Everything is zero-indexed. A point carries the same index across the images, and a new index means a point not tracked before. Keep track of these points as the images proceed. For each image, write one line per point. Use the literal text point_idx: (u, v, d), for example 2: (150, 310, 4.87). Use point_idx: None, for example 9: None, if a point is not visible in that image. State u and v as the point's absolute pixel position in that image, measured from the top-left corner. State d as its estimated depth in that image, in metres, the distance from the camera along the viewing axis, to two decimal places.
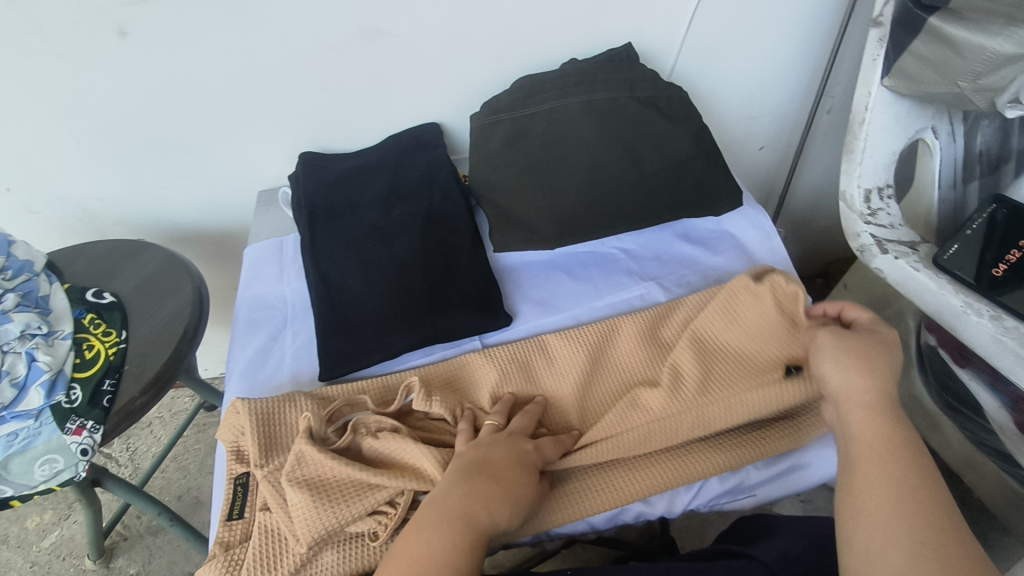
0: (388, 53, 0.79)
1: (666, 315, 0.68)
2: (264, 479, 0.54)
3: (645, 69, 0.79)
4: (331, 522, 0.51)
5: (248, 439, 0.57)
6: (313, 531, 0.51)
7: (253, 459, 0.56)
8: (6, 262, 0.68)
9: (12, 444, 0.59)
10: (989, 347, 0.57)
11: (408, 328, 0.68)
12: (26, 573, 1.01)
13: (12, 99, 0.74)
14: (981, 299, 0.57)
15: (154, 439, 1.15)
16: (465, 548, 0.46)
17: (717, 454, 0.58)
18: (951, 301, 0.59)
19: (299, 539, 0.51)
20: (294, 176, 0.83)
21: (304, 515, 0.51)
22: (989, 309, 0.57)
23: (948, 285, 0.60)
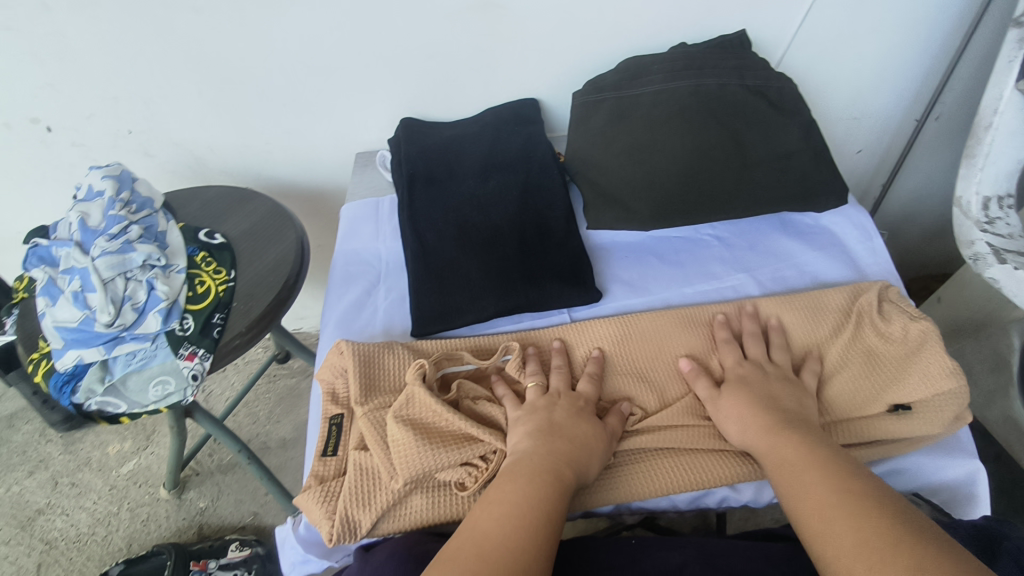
0: (500, 26, 0.80)
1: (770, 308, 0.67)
2: (365, 416, 0.57)
3: (757, 58, 0.78)
4: (428, 465, 0.52)
5: (351, 378, 0.59)
6: (411, 469, 0.52)
7: (354, 397, 0.58)
8: (130, 196, 0.72)
9: (132, 362, 0.63)
10: None
11: (501, 294, 0.69)
12: (105, 494, 1.08)
13: (146, 45, 0.78)
14: None
15: (228, 385, 1.21)
16: (558, 497, 0.48)
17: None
18: None
19: (397, 475, 0.53)
20: (394, 140, 0.86)
21: (404, 454, 0.53)
22: None
23: None
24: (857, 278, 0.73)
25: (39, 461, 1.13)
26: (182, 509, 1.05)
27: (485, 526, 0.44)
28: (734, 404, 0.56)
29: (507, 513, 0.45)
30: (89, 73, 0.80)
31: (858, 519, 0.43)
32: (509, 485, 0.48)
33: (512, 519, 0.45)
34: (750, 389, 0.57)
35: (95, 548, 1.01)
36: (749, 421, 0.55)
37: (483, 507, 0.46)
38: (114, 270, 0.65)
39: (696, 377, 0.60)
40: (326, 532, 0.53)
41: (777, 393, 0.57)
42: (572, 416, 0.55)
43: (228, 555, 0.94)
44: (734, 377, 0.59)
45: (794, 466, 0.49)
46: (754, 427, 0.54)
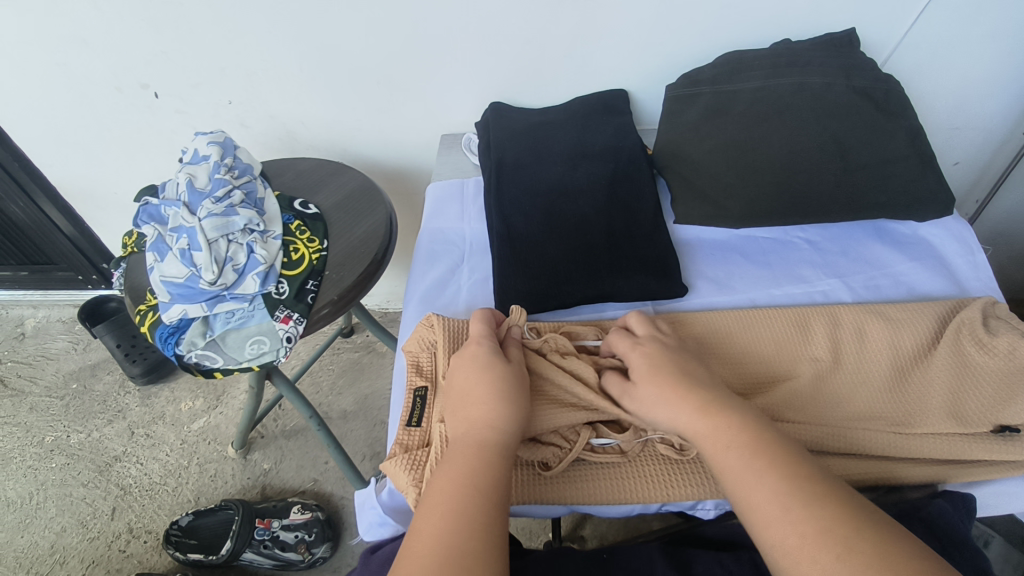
0: (598, 14, 0.80)
1: (867, 318, 0.64)
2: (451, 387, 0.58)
3: (866, 59, 0.75)
4: None
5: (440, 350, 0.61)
6: None
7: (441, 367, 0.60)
8: (233, 163, 0.76)
9: (230, 321, 0.66)
10: None
11: (586, 281, 0.69)
12: (177, 448, 1.13)
13: (255, 18, 0.81)
14: None
15: (295, 354, 1.25)
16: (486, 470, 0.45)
17: (888, 463, 0.55)
18: None
19: None
20: (483, 123, 0.86)
21: None
22: None
23: None
24: (958, 293, 0.69)
25: (118, 411, 1.19)
26: (247, 469, 1.09)
27: (443, 513, 0.41)
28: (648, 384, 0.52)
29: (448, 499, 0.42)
30: (198, 42, 0.84)
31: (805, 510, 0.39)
32: (451, 475, 0.44)
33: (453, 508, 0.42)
34: (661, 365, 0.54)
35: (166, 497, 1.06)
36: (676, 402, 0.50)
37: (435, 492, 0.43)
38: (218, 232, 0.68)
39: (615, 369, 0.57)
40: (412, 498, 0.53)
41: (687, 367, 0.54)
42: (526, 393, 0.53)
43: (291, 516, 0.97)
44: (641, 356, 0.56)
45: (748, 459, 0.43)
46: (682, 410, 0.49)
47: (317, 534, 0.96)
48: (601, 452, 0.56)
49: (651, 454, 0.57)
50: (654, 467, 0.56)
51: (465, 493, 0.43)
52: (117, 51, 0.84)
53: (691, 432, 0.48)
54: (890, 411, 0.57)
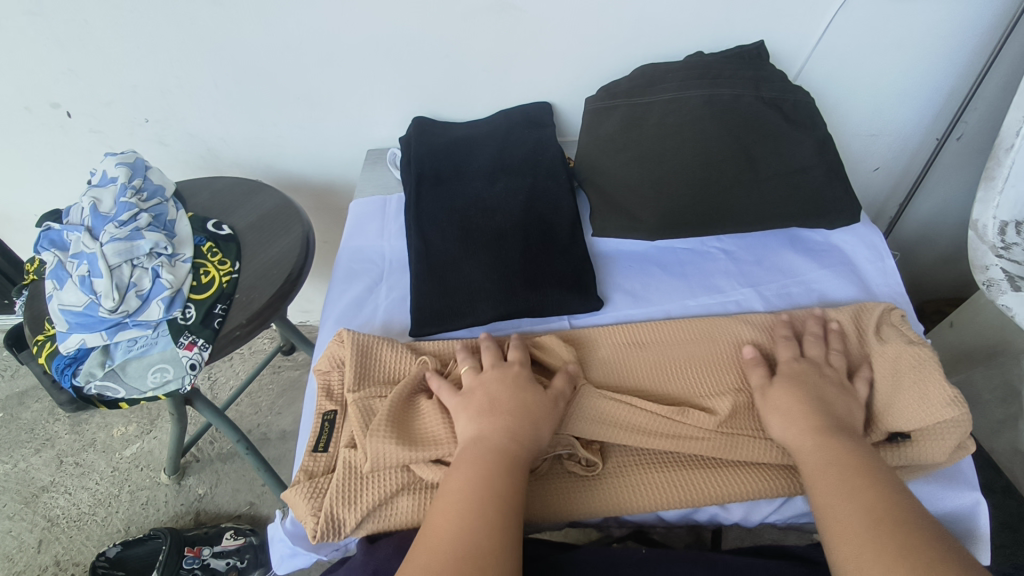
0: (515, 29, 0.80)
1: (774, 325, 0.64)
2: (355, 401, 0.58)
3: (774, 70, 0.77)
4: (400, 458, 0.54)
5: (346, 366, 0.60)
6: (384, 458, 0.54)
7: (348, 384, 0.59)
8: (142, 185, 0.74)
9: (132, 349, 0.64)
10: None
11: (500, 298, 0.69)
12: (107, 476, 1.09)
13: (166, 35, 0.79)
14: None
15: (234, 373, 1.22)
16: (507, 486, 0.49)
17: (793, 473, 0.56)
18: None
19: (372, 461, 0.54)
20: (405, 139, 0.86)
21: (379, 443, 0.54)
22: None
23: None
24: (866, 298, 0.71)
25: (46, 439, 1.15)
26: (180, 495, 1.06)
27: (443, 525, 0.46)
28: (779, 397, 0.57)
29: (465, 505, 0.47)
30: (108, 61, 0.82)
31: (884, 533, 0.43)
32: (467, 474, 0.49)
33: (465, 512, 0.46)
34: (803, 387, 0.57)
35: (94, 528, 1.02)
36: (797, 418, 0.54)
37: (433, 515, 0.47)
38: (121, 257, 0.65)
39: (753, 366, 0.61)
40: (310, 528, 0.52)
41: (829, 394, 0.56)
42: (512, 390, 0.56)
43: (223, 543, 0.95)
44: (790, 372, 0.59)
45: (837, 475, 0.49)
46: (800, 423, 0.54)
47: (250, 560, 0.94)
48: None
49: (560, 471, 0.57)
50: (563, 483, 0.56)
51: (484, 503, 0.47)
52: (23, 73, 0.82)
53: (800, 449, 0.53)
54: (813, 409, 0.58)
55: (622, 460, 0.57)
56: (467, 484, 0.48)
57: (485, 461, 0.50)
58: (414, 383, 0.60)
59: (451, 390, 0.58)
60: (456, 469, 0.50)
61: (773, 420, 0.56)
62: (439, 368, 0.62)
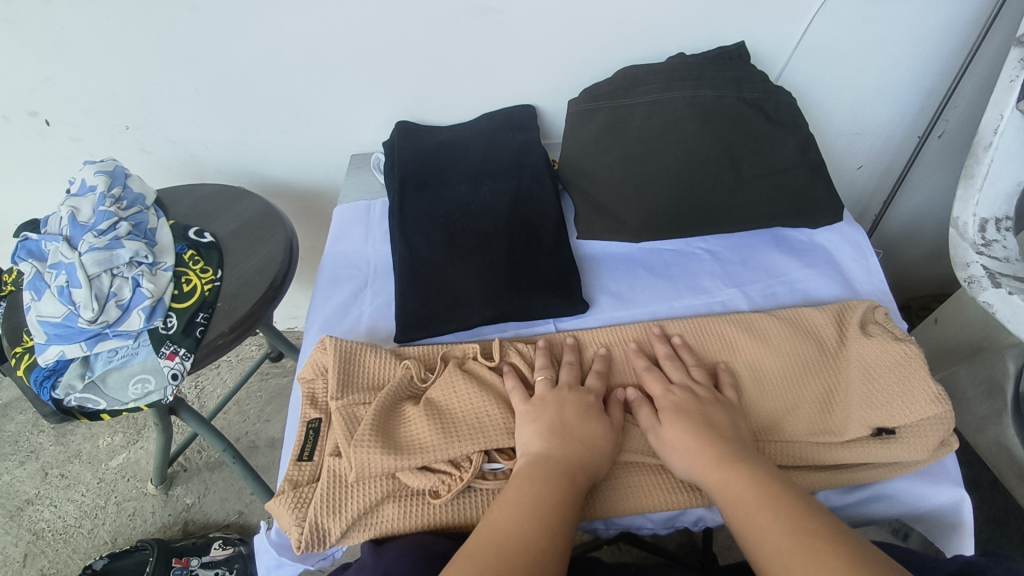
0: (497, 32, 0.80)
1: (762, 326, 0.65)
2: (339, 409, 0.57)
3: (756, 70, 0.77)
4: (386, 465, 0.53)
5: (329, 373, 0.60)
6: (370, 467, 0.53)
7: (331, 392, 0.59)
8: (122, 193, 0.73)
9: (112, 360, 0.63)
10: None
11: (485, 302, 0.68)
12: (93, 488, 1.08)
13: (143, 41, 0.78)
14: None
15: (221, 381, 1.21)
16: (566, 499, 0.49)
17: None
18: None
19: (357, 469, 0.53)
20: (388, 143, 0.85)
21: (363, 451, 0.53)
22: None
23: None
24: (850, 297, 0.71)
25: (30, 451, 1.13)
26: (168, 505, 1.05)
27: (510, 533, 0.45)
28: (675, 434, 0.54)
29: (528, 512, 0.47)
30: (86, 68, 0.81)
31: (803, 557, 0.42)
32: (524, 489, 0.49)
33: (526, 516, 0.46)
34: (696, 419, 0.54)
35: (80, 540, 1.01)
36: (694, 453, 0.52)
37: (490, 523, 0.46)
38: (100, 266, 0.64)
39: (637, 407, 0.58)
40: (295, 538, 0.52)
41: (714, 418, 0.55)
42: (581, 415, 0.56)
43: (211, 553, 0.94)
44: (673, 406, 0.56)
45: (746, 508, 0.47)
46: (697, 457, 0.52)
47: (239, 569, 0.93)
48: (491, 478, 0.55)
49: None
50: None
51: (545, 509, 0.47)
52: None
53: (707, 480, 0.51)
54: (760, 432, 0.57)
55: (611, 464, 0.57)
56: (536, 498, 0.48)
57: (564, 483, 0.50)
58: (399, 389, 0.60)
59: (522, 396, 0.58)
60: (532, 483, 0.49)
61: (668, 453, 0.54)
62: (423, 373, 0.62)
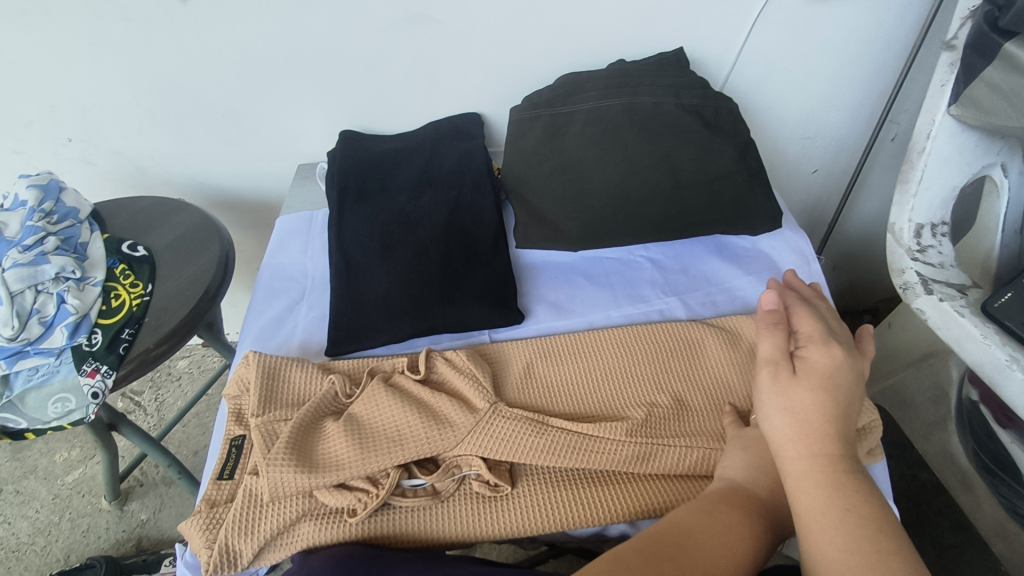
0: (437, 40, 0.79)
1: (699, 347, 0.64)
2: (258, 426, 0.56)
3: (695, 77, 0.76)
4: (302, 484, 0.52)
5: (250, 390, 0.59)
6: (284, 486, 0.52)
7: (250, 410, 0.58)
8: (52, 208, 0.72)
9: (32, 378, 0.62)
10: (987, 364, 0.56)
11: (417, 314, 0.67)
12: (48, 504, 1.07)
13: (78, 53, 0.78)
14: (989, 325, 0.56)
15: (181, 393, 1.20)
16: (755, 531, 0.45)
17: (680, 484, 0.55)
18: (972, 332, 0.57)
19: (274, 489, 0.52)
20: (331, 154, 0.85)
21: (279, 471, 0.52)
22: (1010, 348, 0.54)
23: (971, 315, 0.57)
24: None
25: None
26: (123, 521, 1.04)
27: (709, 557, 0.41)
28: (799, 386, 0.47)
29: (732, 542, 0.43)
30: (22, 81, 0.80)
31: None
32: (730, 513, 0.45)
33: (736, 544, 0.43)
34: (826, 379, 0.46)
35: (32, 558, 1.00)
36: (807, 425, 0.45)
37: (706, 541, 0.42)
38: (24, 282, 0.64)
39: (771, 336, 0.51)
40: (203, 561, 0.50)
41: (852, 398, 0.47)
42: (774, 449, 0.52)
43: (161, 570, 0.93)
44: (818, 352, 0.49)
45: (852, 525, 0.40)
46: (810, 437, 0.44)
47: None
48: (411, 495, 0.54)
49: (466, 493, 0.55)
50: (467, 506, 0.54)
51: (749, 540, 0.44)
52: None
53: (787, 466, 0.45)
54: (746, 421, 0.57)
55: (532, 479, 0.55)
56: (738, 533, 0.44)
57: (766, 529, 0.46)
58: (322, 406, 0.59)
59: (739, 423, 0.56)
60: (736, 512, 0.45)
61: (767, 407, 0.48)
62: (348, 390, 0.60)
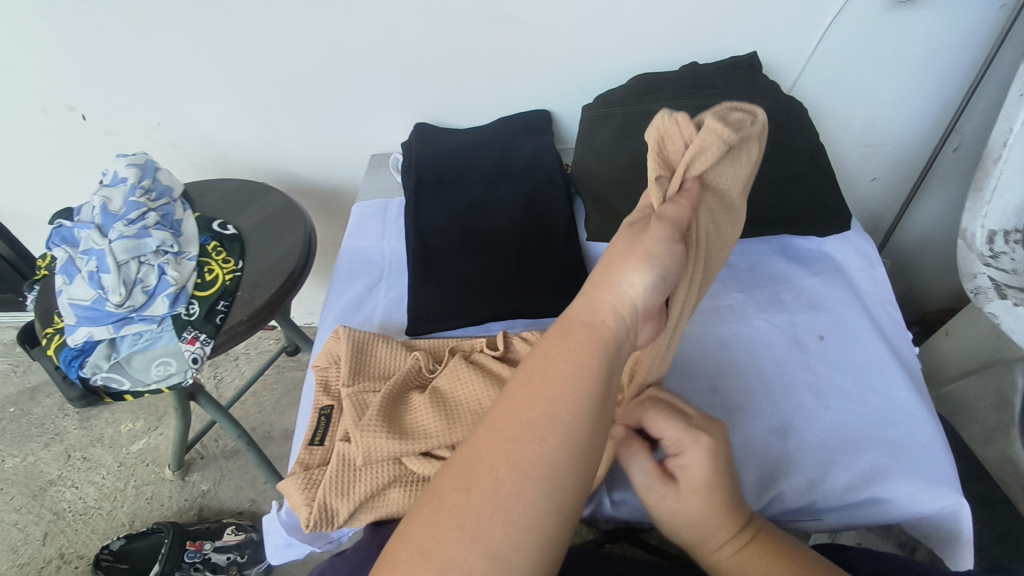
0: (516, 38, 0.82)
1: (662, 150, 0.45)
2: (349, 396, 0.59)
3: (767, 81, 0.78)
4: (389, 449, 0.54)
5: (341, 362, 0.62)
6: (374, 451, 0.54)
7: (342, 378, 0.61)
8: (151, 186, 0.76)
9: (137, 343, 0.66)
10: None
11: (496, 299, 0.70)
12: (113, 471, 1.12)
13: (177, 41, 0.82)
14: None
15: (239, 373, 1.24)
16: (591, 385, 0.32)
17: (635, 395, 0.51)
18: None
19: (364, 452, 0.55)
20: (407, 144, 0.88)
21: (370, 436, 0.55)
22: None
23: None
24: (858, 305, 0.72)
25: (55, 434, 1.18)
26: (185, 491, 1.09)
27: (526, 436, 0.29)
28: (689, 499, 0.44)
29: (545, 411, 0.30)
30: (122, 66, 0.85)
31: None
32: (565, 362, 0.32)
33: (556, 410, 0.30)
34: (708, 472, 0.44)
35: (99, 521, 1.05)
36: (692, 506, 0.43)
37: (512, 421, 0.30)
38: (129, 253, 0.68)
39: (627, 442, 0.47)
40: (304, 517, 0.54)
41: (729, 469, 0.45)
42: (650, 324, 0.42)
43: (224, 538, 0.97)
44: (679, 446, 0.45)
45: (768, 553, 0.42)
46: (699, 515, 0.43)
47: (250, 556, 0.96)
48: None
49: None
50: None
51: (568, 395, 0.31)
52: (43, 76, 0.86)
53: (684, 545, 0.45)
54: (660, 217, 0.41)
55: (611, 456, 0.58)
56: (560, 365, 0.32)
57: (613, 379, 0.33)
58: (407, 379, 0.62)
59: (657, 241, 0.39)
60: (575, 360, 0.32)
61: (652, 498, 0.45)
62: (430, 366, 0.64)
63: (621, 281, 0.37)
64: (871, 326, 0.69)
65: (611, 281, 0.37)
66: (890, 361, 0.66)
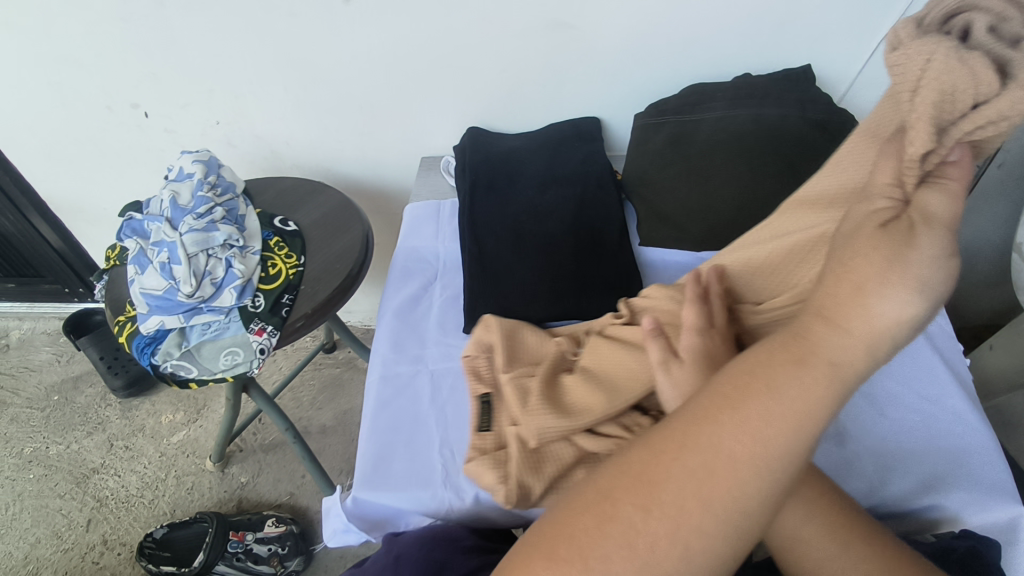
0: (570, 46, 0.84)
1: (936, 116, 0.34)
2: (510, 379, 0.59)
3: (820, 93, 0.79)
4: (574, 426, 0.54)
5: (497, 350, 0.63)
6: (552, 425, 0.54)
7: (499, 364, 0.62)
8: (217, 180, 0.78)
9: (206, 333, 0.68)
10: None
11: (551, 300, 0.72)
12: (155, 461, 1.14)
13: (241, 43, 0.85)
14: None
15: (276, 369, 1.26)
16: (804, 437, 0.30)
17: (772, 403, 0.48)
18: None
19: (547, 427, 0.54)
20: (459, 147, 0.90)
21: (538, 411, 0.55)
22: None
23: None
24: None
25: (98, 423, 1.21)
26: (224, 482, 1.11)
27: (729, 471, 0.29)
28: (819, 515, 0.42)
29: (748, 452, 0.29)
30: (187, 66, 0.88)
31: None
32: (781, 405, 0.30)
33: (763, 450, 0.29)
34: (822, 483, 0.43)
35: (142, 510, 1.07)
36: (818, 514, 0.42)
37: (711, 456, 0.29)
38: (199, 246, 0.70)
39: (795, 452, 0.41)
40: (501, 496, 0.52)
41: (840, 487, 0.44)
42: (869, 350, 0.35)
43: (265, 529, 0.98)
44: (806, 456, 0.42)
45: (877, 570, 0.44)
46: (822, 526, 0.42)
47: (291, 547, 0.97)
48: None
49: None
50: None
51: (777, 441, 0.29)
52: (110, 74, 0.89)
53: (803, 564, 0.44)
54: (920, 212, 0.33)
55: None
56: (780, 406, 0.30)
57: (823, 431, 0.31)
58: (558, 363, 0.62)
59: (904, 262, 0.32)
60: (789, 409, 0.30)
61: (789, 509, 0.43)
62: (574, 350, 0.65)
63: (873, 314, 0.31)
64: (924, 338, 0.70)
65: (861, 311, 0.31)
66: (944, 370, 0.66)
